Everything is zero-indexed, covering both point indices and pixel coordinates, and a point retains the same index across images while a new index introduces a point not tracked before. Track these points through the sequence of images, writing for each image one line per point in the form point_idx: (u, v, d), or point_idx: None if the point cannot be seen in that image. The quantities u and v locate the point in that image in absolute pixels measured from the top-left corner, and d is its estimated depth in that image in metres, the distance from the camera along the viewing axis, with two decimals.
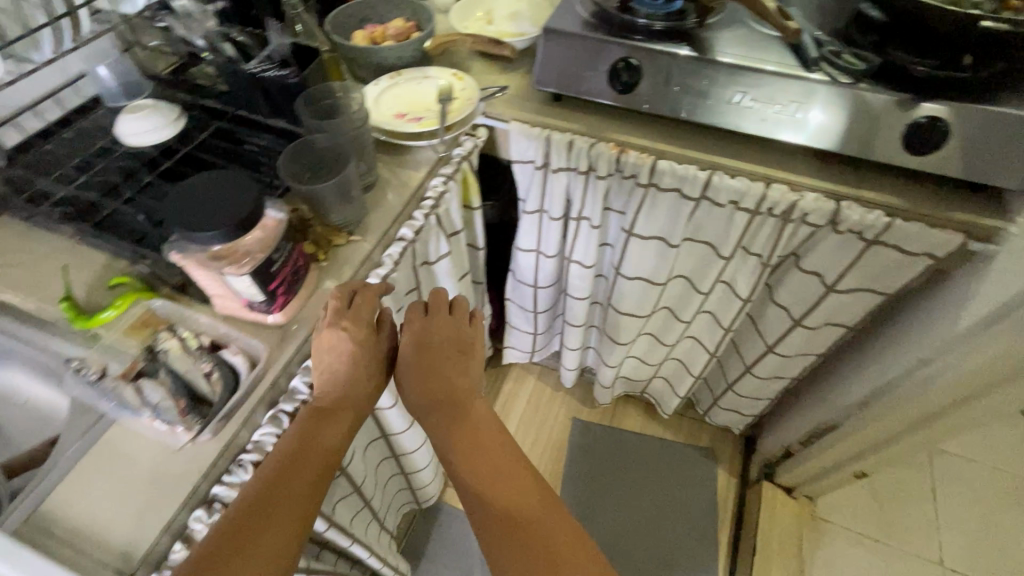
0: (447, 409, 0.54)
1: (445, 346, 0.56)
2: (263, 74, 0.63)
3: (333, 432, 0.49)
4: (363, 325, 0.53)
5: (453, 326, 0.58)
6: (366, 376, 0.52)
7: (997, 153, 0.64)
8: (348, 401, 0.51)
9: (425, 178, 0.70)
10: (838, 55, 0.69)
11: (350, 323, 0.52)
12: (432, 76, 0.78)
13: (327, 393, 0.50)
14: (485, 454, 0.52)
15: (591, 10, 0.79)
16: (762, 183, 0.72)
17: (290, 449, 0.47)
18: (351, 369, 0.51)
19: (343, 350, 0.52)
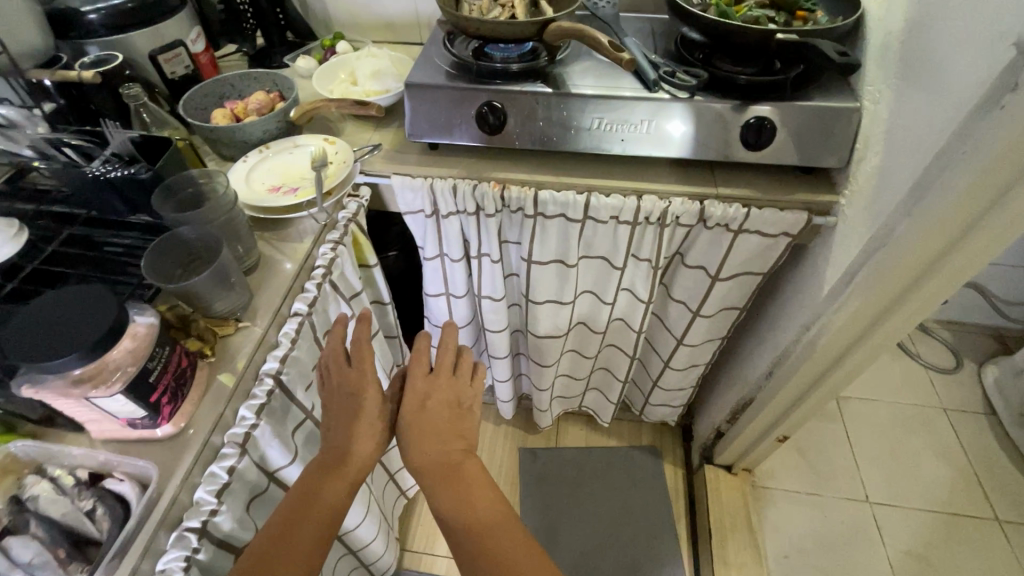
0: (442, 469, 0.57)
1: (445, 407, 0.60)
2: (109, 175, 0.59)
3: (339, 486, 0.55)
4: (366, 378, 0.59)
5: (455, 385, 0.62)
6: (371, 433, 0.57)
7: (816, 140, 0.74)
8: (353, 457, 0.56)
9: (311, 247, 0.69)
10: (673, 75, 0.75)
11: (354, 378, 0.59)
12: (304, 145, 0.78)
13: (334, 450, 0.57)
14: (475, 513, 0.55)
15: (450, 61, 0.82)
16: (633, 198, 0.78)
17: (302, 501, 0.54)
18: (358, 426, 0.57)
19: (348, 403, 0.58)
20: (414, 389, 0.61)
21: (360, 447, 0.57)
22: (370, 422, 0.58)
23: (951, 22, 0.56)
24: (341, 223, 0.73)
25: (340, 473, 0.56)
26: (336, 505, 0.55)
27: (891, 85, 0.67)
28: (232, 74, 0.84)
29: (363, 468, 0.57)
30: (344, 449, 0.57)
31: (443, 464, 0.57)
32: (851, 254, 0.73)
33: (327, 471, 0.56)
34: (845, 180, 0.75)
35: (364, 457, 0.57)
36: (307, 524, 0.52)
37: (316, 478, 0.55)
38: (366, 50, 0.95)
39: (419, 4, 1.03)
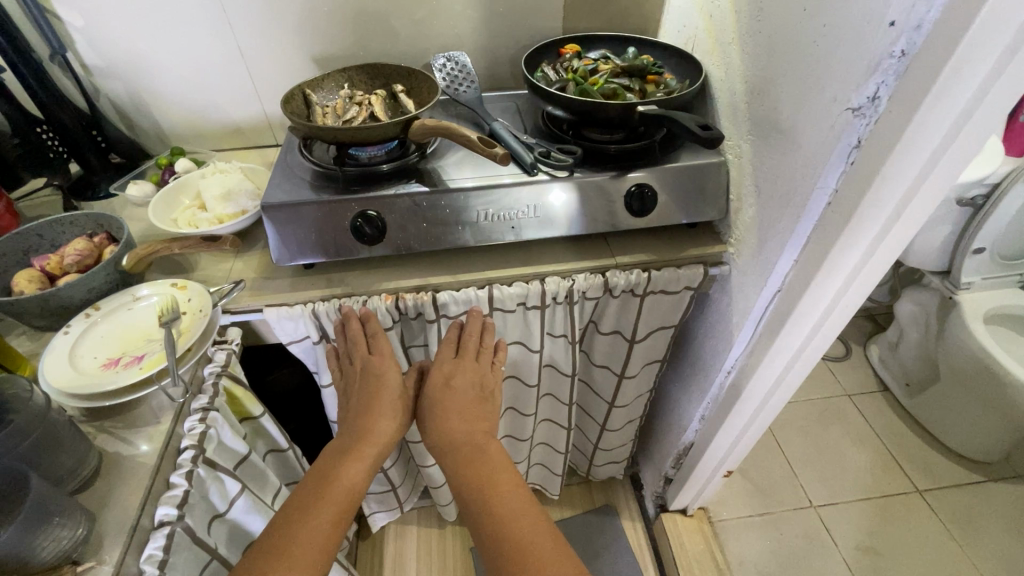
0: (465, 450, 0.62)
1: (468, 389, 0.68)
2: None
3: (360, 465, 0.60)
4: (387, 361, 0.68)
5: (478, 372, 0.71)
6: (394, 410, 0.65)
7: (694, 198, 0.76)
8: (376, 435, 0.63)
9: (173, 425, 0.57)
10: (548, 155, 0.74)
11: (377, 364, 0.67)
12: (145, 296, 0.65)
13: (357, 429, 0.63)
14: (492, 480, 0.58)
15: (310, 171, 0.75)
16: (536, 282, 0.75)
17: (325, 477, 0.58)
18: (380, 405, 0.65)
19: (372, 384, 0.66)
20: (440, 371, 0.69)
21: (383, 423, 0.63)
22: (393, 401, 0.65)
23: (789, 85, 0.60)
24: (209, 384, 0.62)
25: (362, 450, 0.61)
26: (357, 480, 0.59)
27: (748, 140, 0.70)
28: (38, 222, 0.69)
29: (382, 446, 0.63)
30: (367, 427, 0.63)
31: (465, 440, 0.63)
32: (750, 303, 0.75)
33: (349, 449, 0.61)
34: (727, 228, 0.78)
35: (385, 434, 0.63)
36: (331, 497, 0.56)
37: (339, 458, 0.60)
38: (211, 165, 0.84)
39: (267, 106, 0.95)
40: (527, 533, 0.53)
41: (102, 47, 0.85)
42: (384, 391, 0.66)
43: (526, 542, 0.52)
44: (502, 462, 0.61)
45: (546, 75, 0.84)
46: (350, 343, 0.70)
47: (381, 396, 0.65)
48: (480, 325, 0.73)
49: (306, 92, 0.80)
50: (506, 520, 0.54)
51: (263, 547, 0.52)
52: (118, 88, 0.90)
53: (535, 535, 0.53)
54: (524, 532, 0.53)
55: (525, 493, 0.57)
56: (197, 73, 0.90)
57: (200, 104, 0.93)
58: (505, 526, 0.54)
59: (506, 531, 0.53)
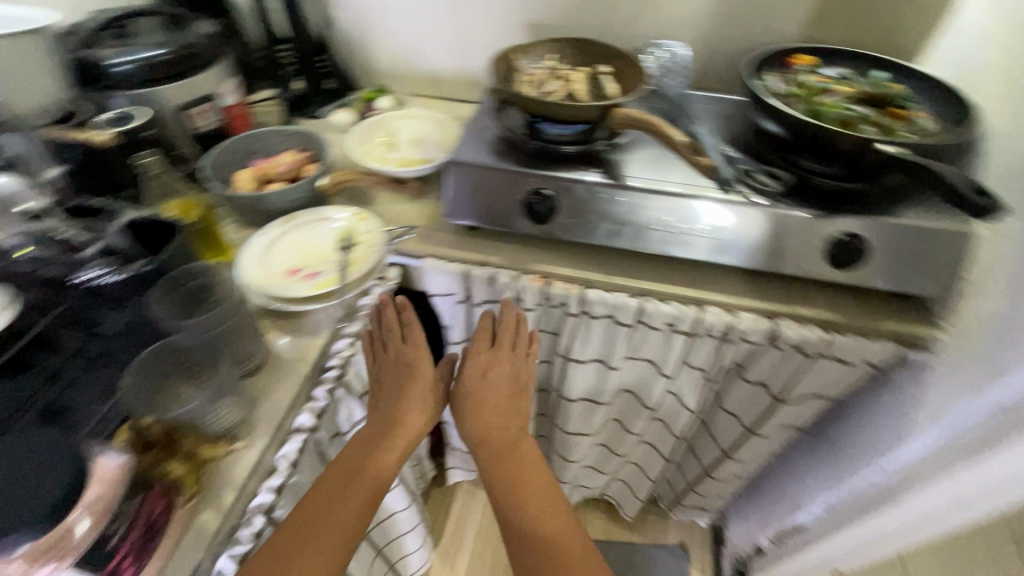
0: (497, 446, 0.61)
1: (505, 382, 0.65)
2: (99, 282, 0.50)
3: (390, 454, 0.56)
4: (423, 349, 0.63)
5: (514, 363, 0.66)
6: (426, 400, 0.61)
7: (917, 267, 0.63)
8: (409, 424, 0.58)
9: (327, 343, 0.61)
10: (751, 175, 0.67)
11: (411, 353, 0.62)
12: (331, 219, 0.71)
13: (388, 416, 0.58)
14: (524, 482, 0.58)
15: (499, 135, 0.75)
16: (694, 307, 0.68)
17: (352, 463, 0.53)
18: (413, 394, 0.60)
19: (408, 371, 0.61)
20: (475, 364, 0.65)
21: (415, 413, 0.59)
22: (424, 393, 0.61)
23: None
24: (361, 314, 0.64)
25: (392, 439, 0.56)
26: (387, 471, 0.54)
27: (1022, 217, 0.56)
28: (263, 130, 0.78)
29: (414, 437, 0.58)
30: (399, 415, 0.58)
31: (499, 435, 0.62)
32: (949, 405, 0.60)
33: (378, 436, 0.56)
34: (948, 310, 0.65)
35: (416, 425, 0.59)
36: (357, 486, 0.52)
37: (367, 444, 0.55)
38: (406, 110, 0.89)
39: (468, 61, 0.97)
40: (562, 541, 0.52)
41: None
42: (417, 380, 0.61)
43: (559, 555, 0.51)
44: (534, 463, 0.60)
45: (769, 84, 0.75)
46: (380, 327, 0.64)
47: (413, 387, 0.60)
48: (514, 319, 0.68)
49: (514, 56, 0.79)
50: (539, 527, 0.54)
51: (286, 528, 0.47)
52: (348, 20, 0.97)
53: (573, 545, 0.52)
54: (559, 543, 0.52)
55: (556, 496, 0.57)
56: (417, 19, 0.93)
57: (411, 48, 0.98)
58: (540, 532, 0.53)
59: (540, 538, 0.53)
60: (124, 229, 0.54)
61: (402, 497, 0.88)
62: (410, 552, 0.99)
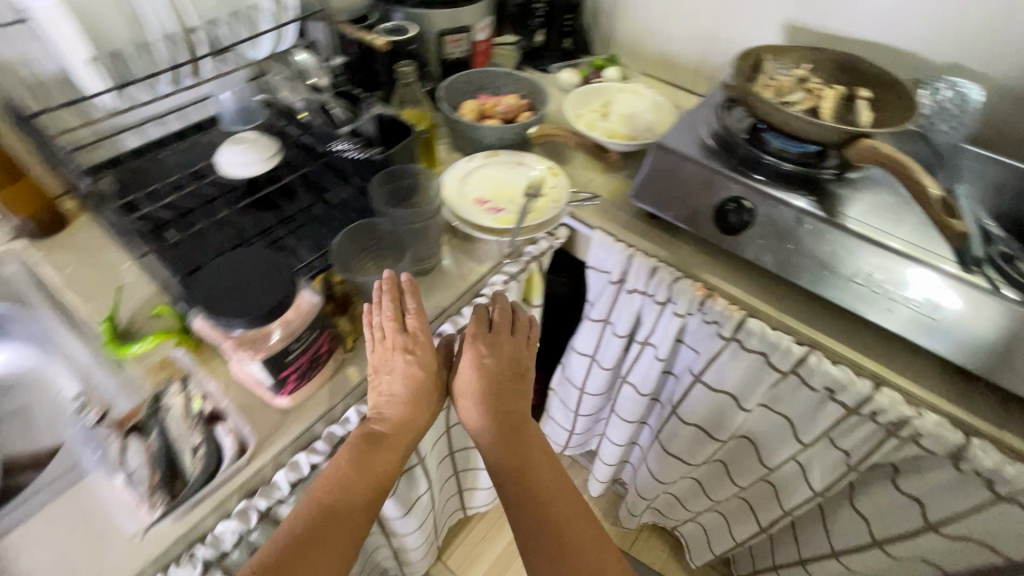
0: (504, 432, 0.53)
1: (505, 369, 0.55)
2: (343, 153, 0.63)
3: (387, 456, 0.49)
4: (422, 340, 0.52)
5: (514, 347, 0.56)
6: (427, 393, 0.52)
7: None
8: (406, 426, 0.51)
9: (486, 274, 0.65)
10: (1009, 261, 0.55)
11: (420, 343, 0.52)
12: (526, 166, 0.75)
13: (382, 412, 0.51)
14: (530, 468, 0.52)
15: (715, 132, 0.71)
16: (868, 382, 0.60)
17: (347, 466, 0.47)
18: (411, 393, 0.51)
19: (407, 374, 0.51)
20: (470, 352, 0.54)
21: (414, 413, 0.51)
22: (426, 387, 0.52)
23: None
24: (524, 257, 0.68)
25: (390, 439, 0.50)
26: (386, 474, 0.49)
27: None
28: (496, 69, 0.85)
29: (417, 435, 0.52)
30: (394, 412, 0.50)
31: (501, 422, 0.53)
32: None
33: (372, 434, 0.49)
34: None
35: (416, 424, 0.51)
36: (355, 491, 0.47)
37: (362, 444, 0.49)
38: (628, 85, 0.89)
39: (710, 51, 0.92)
40: (577, 535, 0.49)
41: None
42: (414, 376, 0.51)
43: (571, 546, 0.48)
44: (542, 448, 0.54)
45: None
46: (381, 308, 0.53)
47: (419, 384, 0.51)
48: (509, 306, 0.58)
49: (762, 57, 0.73)
50: (551, 520, 0.49)
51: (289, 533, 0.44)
52: None
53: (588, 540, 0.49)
54: (573, 538, 0.48)
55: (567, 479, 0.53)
56: None
57: (655, 26, 0.96)
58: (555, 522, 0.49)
59: (552, 531, 0.49)
60: (375, 121, 0.65)
61: None
62: (479, 487, 1.06)
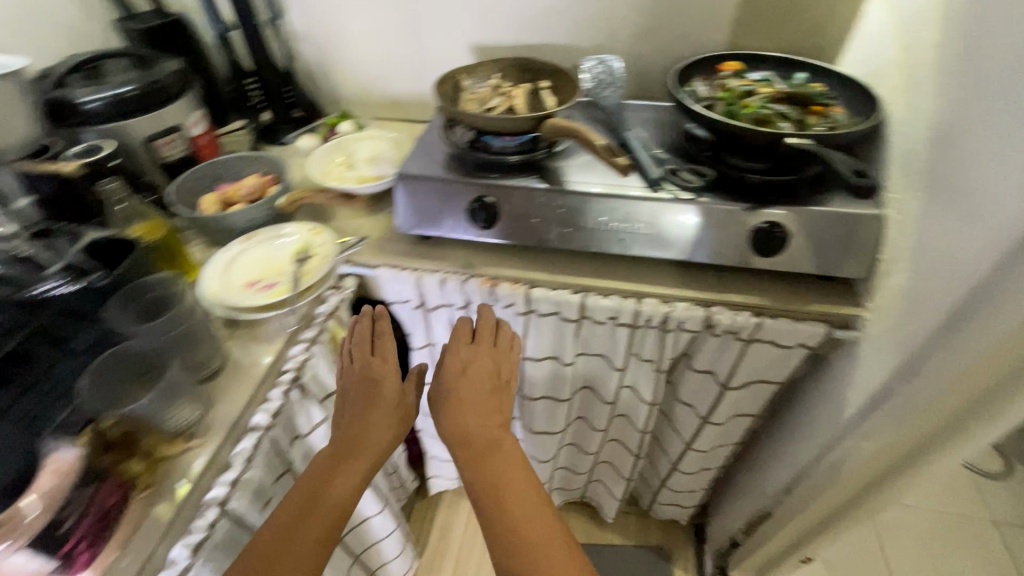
0: (472, 447, 0.60)
1: (483, 378, 0.66)
2: (53, 294, 0.53)
3: (348, 475, 0.57)
4: (386, 365, 0.65)
5: (495, 356, 0.69)
6: (388, 418, 0.62)
7: (839, 251, 0.67)
8: (366, 443, 0.60)
9: (282, 348, 0.65)
10: (677, 173, 0.71)
11: (379, 370, 0.64)
12: (288, 235, 0.75)
13: (347, 435, 0.60)
14: (499, 478, 0.57)
15: (445, 150, 0.80)
16: (633, 300, 0.72)
17: (316, 488, 0.55)
18: (374, 414, 0.61)
19: (368, 393, 0.63)
20: (454, 359, 0.68)
21: (376, 432, 0.60)
22: (388, 411, 0.62)
23: (999, 140, 0.48)
24: (317, 320, 0.70)
25: (356, 458, 0.58)
26: (347, 493, 0.56)
27: (918, 199, 0.60)
28: (227, 158, 0.84)
29: (378, 454, 0.60)
30: (358, 436, 0.60)
31: (472, 432, 0.61)
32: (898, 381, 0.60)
33: (338, 458, 0.58)
34: (869, 290, 0.68)
35: (380, 444, 0.60)
36: (319, 514, 0.53)
37: (328, 470, 0.57)
38: (364, 132, 0.95)
39: (424, 85, 1.03)
40: (535, 531, 0.52)
41: (305, 17, 0.98)
42: (379, 399, 0.62)
43: (537, 547, 0.51)
44: (513, 458, 0.59)
45: (695, 91, 0.81)
46: (354, 341, 0.67)
47: (374, 404, 0.62)
48: (494, 324, 0.72)
49: (458, 78, 0.85)
50: (512, 529, 0.52)
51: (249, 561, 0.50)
52: (309, 53, 1.03)
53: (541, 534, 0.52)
54: (537, 543, 0.51)
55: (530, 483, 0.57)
56: (373, 48, 0.99)
57: (369, 76, 1.04)
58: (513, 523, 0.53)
59: (517, 538, 0.52)
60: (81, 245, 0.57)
61: (374, 502, 0.89)
62: (388, 559, 1.01)
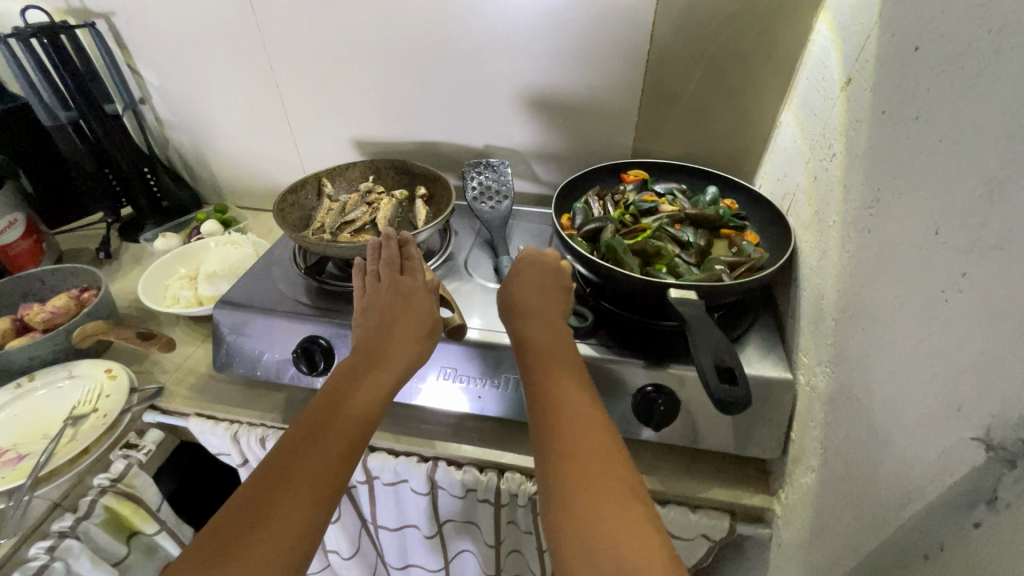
0: (537, 355, 0.49)
1: (542, 294, 0.55)
2: None
3: (369, 386, 0.46)
4: (415, 282, 0.57)
5: (551, 278, 0.56)
6: (412, 326, 0.52)
7: (746, 426, 0.53)
8: (391, 354, 0.49)
9: (12, 550, 0.49)
10: None
11: (406, 284, 0.56)
12: (77, 378, 0.60)
13: (371, 346, 0.50)
14: (563, 398, 0.44)
15: (291, 271, 0.68)
16: (493, 474, 0.57)
17: (336, 396, 0.44)
18: (402, 321, 0.52)
19: (398, 303, 0.53)
20: (518, 275, 0.57)
21: (400, 342, 0.50)
22: (416, 319, 0.52)
23: (908, 340, 0.36)
24: (85, 501, 0.54)
25: (376, 370, 0.47)
26: (370, 405, 0.45)
27: (824, 375, 0.48)
28: (41, 270, 0.72)
29: (403, 368, 0.49)
30: (380, 344, 0.50)
31: (537, 342, 0.50)
32: None
33: (361, 369, 0.47)
34: (782, 476, 0.53)
35: (402, 355, 0.50)
36: (337, 424, 0.42)
37: (348, 382, 0.46)
38: (227, 236, 0.81)
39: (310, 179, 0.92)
40: (596, 461, 0.39)
41: (174, 104, 0.88)
42: (409, 309, 0.53)
43: (603, 494, 0.37)
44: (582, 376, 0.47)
45: (587, 208, 0.68)
46: (379, 261, 0.59)
47: (400, 315, 0.52)
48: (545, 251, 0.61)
49: (321, 180, 0.73)
50: (578, 455, 0.39)
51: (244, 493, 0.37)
52: (184, 141, 0.93)
53: (603, 469, 0.38)
54: (604, 495, 0.37)
55: (592, 409, 0.43)
56: (252, 139, 0.90)
57: (251, 167, 0.94)
58: (571, 446, 0.40)
59: (582, 474, 0.38)
60: None
61: None
62: None
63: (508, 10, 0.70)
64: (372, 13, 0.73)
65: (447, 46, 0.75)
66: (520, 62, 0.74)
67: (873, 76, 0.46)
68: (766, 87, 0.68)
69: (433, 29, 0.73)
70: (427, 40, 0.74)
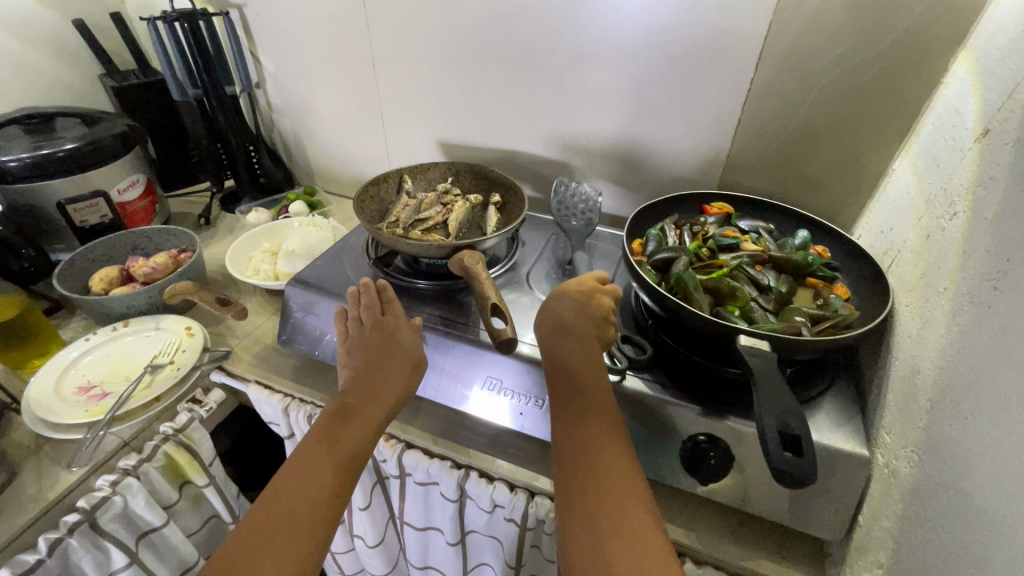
0: (572, 387, 0.47)
1: (582, 325, 0.51)
2: None
3: (356, 427, 0.46)
4: (398, 321, 0.56)
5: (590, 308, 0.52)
6: (394, 368, 0.52)
7: (807, 500, 0.48)
8: (378, 396, 0.49)
9: (82, 479, 0.54)
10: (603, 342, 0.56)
11: (390, 324, 0.55)
12: (163, 332, 0.66)
13: (359, 387, 0.50)
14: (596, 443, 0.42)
15: (360, 260, 0.71)
16: (522, 496, 0.55)
17: (321, 437, 0.45)
18: (386, 362, 0.52)
19: (381, 346, 0.53)
20: (551, 309, 0.54)
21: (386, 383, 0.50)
22: (398, 360, 0.52)
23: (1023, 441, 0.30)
24: (148, 445, 0.59)
25: (361, 410, 0.48)
26: (356, 444, 0.45)
27: (910, 459, 0.42)
28: (151, 228, 0.79)
29: (390, 406, 0.49)
30: (368, 385, 0.50)
31: (574, 370, 0.48)
32: None
33: (347, 410, 0.47)
34: (843, 562, 0.47)
35: (389, 395, 0.50)
36: (322, 466, 0.42)
37: (334, 419, 0.46)
38: (310, 218, 0.86)
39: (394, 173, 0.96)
40: (625, 507, 0.38)
41: (284, 92, 0.95)
42: (391, 350, 0.53)
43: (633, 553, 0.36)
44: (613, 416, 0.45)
45: (662, 235, 0.65)
46: (360, 307, 0.58)
47: (387, 354, 0.52)
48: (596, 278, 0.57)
49: (402, 177, 0.76)
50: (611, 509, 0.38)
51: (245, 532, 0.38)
52: (288, 126, 1.00)
53: (637, 519, 0.38)
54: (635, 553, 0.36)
55: (624, 453, 0.42)
56: (347, 130, 0.95)
57: (342, 156, 0.99)
58: (597, 489, 0.39)
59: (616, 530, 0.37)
60: None
61: None
62: None
63: (608, 27, 0.68)
64: (473, 20, 0.74)
65: (540, 58, 0.75)
66: (612, 80, 0.73)
67: (1016, 133, 0.40)
68: (881, 129, 0.62)
69: (529, 40, 0.73)
70: (522, 52, 0.75)
